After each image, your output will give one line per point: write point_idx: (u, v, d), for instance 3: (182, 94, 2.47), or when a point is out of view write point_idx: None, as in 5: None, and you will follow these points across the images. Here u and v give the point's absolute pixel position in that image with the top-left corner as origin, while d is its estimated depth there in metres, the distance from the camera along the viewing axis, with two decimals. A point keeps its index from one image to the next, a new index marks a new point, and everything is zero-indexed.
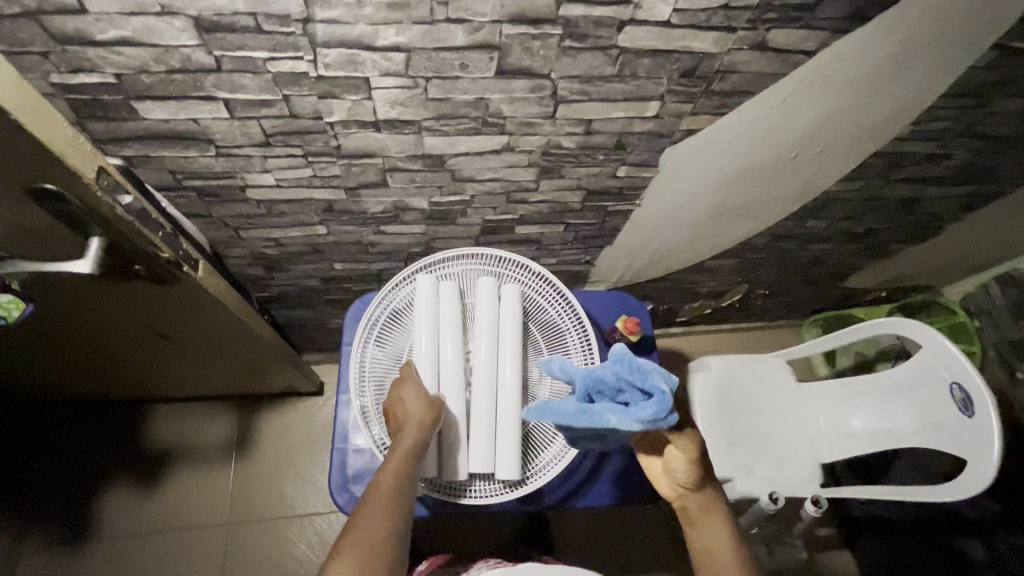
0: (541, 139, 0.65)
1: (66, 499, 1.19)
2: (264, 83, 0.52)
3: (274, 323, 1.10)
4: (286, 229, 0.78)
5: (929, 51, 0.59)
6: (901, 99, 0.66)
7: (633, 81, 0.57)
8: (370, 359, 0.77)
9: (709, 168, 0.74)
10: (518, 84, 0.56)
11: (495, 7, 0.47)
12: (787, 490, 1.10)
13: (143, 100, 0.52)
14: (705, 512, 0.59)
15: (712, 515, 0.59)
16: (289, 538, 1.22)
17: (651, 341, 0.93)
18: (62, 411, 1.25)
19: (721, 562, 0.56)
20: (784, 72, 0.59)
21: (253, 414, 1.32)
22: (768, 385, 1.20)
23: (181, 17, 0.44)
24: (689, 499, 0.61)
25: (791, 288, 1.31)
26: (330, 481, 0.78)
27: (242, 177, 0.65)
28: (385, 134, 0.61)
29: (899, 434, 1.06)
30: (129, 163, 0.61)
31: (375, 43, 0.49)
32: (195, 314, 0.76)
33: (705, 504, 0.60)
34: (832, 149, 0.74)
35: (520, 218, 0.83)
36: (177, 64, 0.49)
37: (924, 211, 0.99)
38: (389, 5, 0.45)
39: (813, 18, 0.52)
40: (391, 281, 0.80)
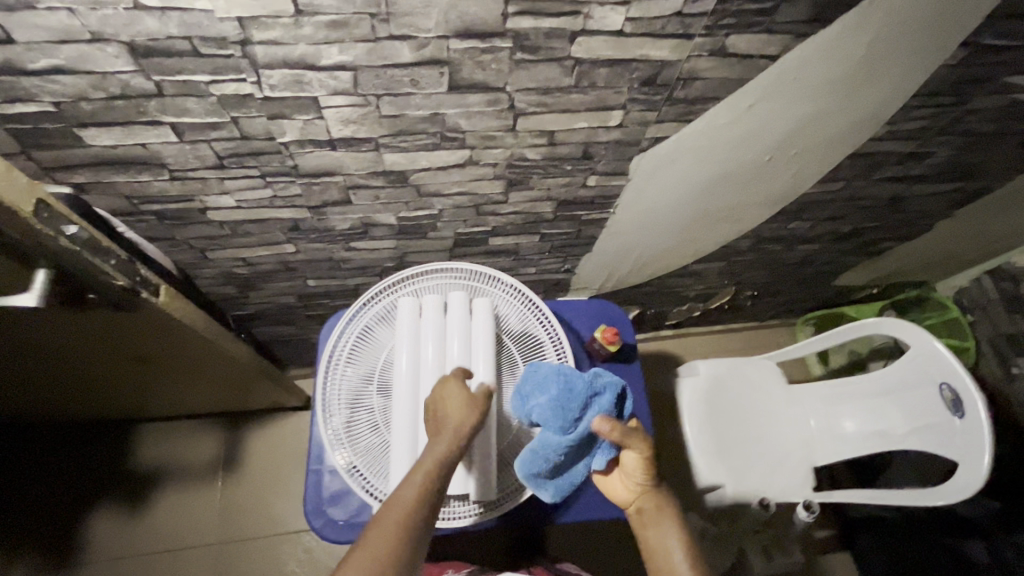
0: (505, 151, 0.63)
1: (53, 522, 1.18)
2: (211, 106, 0.50)
3: (254, 340, 1.08)
4: (254, 249, 0.77)
5: (901, 49, 0.57)
6: (877, 99, 0.64)
7: (593, 90, 0.56)
8: (343, 377, 0.76)
9: (682, 174, 0.73)
10: (474, 98, 0.54)
11: (440, 23, 0.45)
12: (779, 495, 1.09)
13: (87, 127, 0.51)
14: (659, 515, 0.64)
15: (662, 509, 0.64)
16: (279, 556, 1.21)
17: (633, 349, 0.91)
18: (44, 433, 1.24)
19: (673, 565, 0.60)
20: (749, 77, 0.57)
21: (240, 431, 1.30)
22: (758, 388, 1.18)
23: (113, 43, 0.43)
24: (645, 504, 0.65)
25: (780, 288, 1.29)
26: (305, 503, 0.77)
27: (201, 200, 0.64)
28: (342, 152, 0.59)
29: (892, 436, 1.04)
30: (82, 190, 0.59)
31: (319, 63, 0.47)
32: (162, 337, 0.74)
33: (660, 509, 0.64)
34: (808, 152, 0.72)
35: (493, 229, 0.81)
36: (117, 90, 0.47)
37: (910, 209, 0.97)
38: (329, 24, 0.44)
39: (773, 22, 0.51)
40: (363, 298, 0.79)
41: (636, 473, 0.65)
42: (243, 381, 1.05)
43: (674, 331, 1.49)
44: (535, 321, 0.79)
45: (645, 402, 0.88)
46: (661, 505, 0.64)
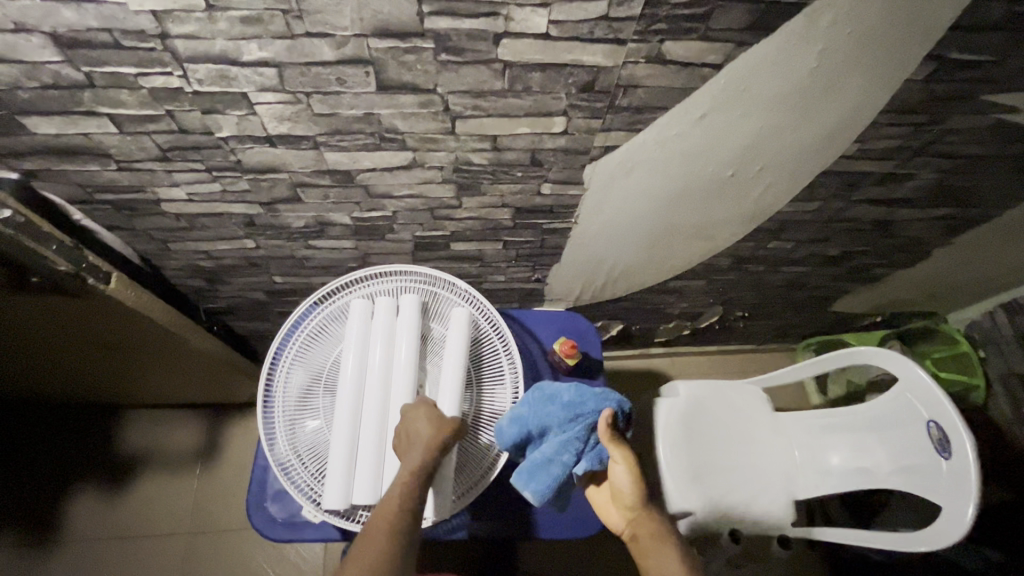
0: (448, 154, 0.63)
1: (36, 499, 1.22)
2: (143, 98, 0.51)
3: (231, 334, 1.10)
4: (214, 243, 0.78)
5: (857, 61, 0.54)
6: (841, 114, 0.61)
7: (529, 95, 0.55)
8: (291, 375, 0.76)
9: (640, 186, 0.71)
10: (406, 100, 0.54)
11: (355, 21, 0.45)
12: (753, 527, 1.04)
13: (28, 115, 0.52)
14: (656, 540, 0.62)
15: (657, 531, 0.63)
16: (248, 549, 1.22)
17: (599, 365, 0.89)
18: (36, 412, 1.28)
19: None
20: (694, 87, 0.55)
21: (220, 423, 1.32)
22: (741, 414, 1.13)
23: (36, 33, 0.44)
24: (642, 531, 0.64)
25: (772, 311, 1.24)
26: (248, 497, 0.77)
27: (152, 191, 0.65)
28: (283, 149, 0.60)
29: (877, 475, 0.97)
30: (35, 177, 0.61)
31: (241, 58, 0.48)
32: (120, 324, 0.76)
33: (656, 533, 0.63)
34: (774, 168, 0.69)
35: (453, 234, 0.80)
36: (49, 80, 0.49)
37: (902, 234, 0.92)
38: (242, 19, 0.44)
39: (709, 29, 0.49)
40: (320, 296, 0.79)
41: (628, 497, 0.66)
42: (216, 374, 1.06)
43: (665, 350, 1.44)
44: (490, 329, 0.77)
45: None
46: (660, 530, 0.63)
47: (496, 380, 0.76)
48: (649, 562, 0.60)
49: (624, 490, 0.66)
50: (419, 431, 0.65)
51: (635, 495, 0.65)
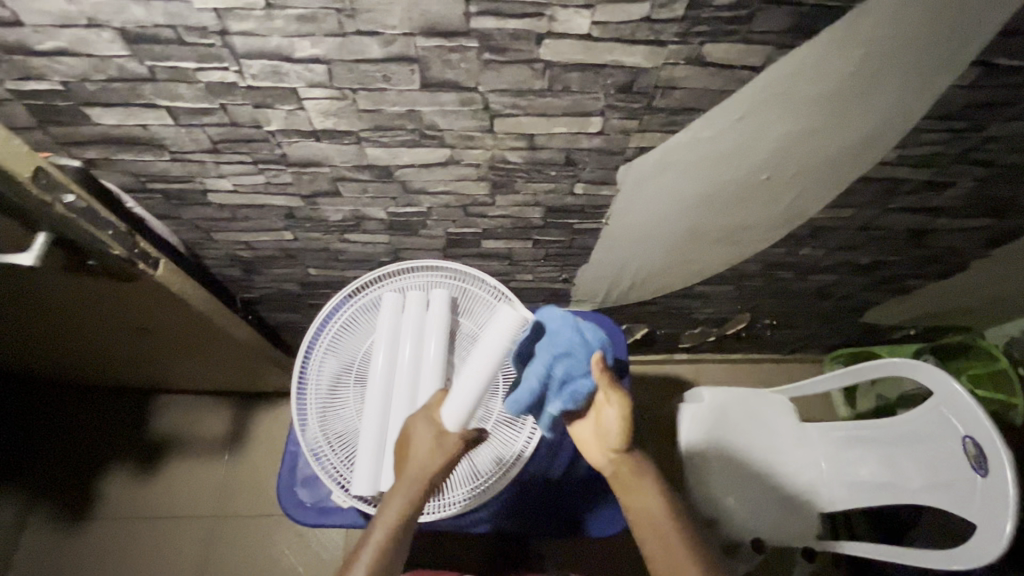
0: (485, 152, 0.64)
1: (72, 477, 1.26)
2: (200, 92, 0.54)
3: (264, 324, 1.14)
4: (254, 233, 0.81)
5: (897, 65, 0.54)
6: (879, 121, 0.61)
7: (567, 95, 0.56)
8: (322, 365, 0.78)
9: (672, 189, 0.71)
10: (447, 97, 0.55)
11: (404, 20, 0.47)
12: (776, 539, 1.03)
13: (93, 106, 0.55)
14: (638, 479, 0.66)
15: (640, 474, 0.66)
16: (271, 535, 1.25)
17: (624, 366, 0.89)
18: (74, 393, 1.32)
19: (657, 524, 0.63)
20: (731, 90, 0.55)
21: (248, 411, 1.35)
22: (766, 424, 1.11)
23: (107, 28, 0.47)
24: (623, 467, 0.67)
25: (801, 320, 1.22)
26: (280, 482, 0.79)
27: (201, 182, 0.68)
28: (326, 143, 0.62)
29: (905, 490, 0.94)
30: (94, 166, 0.64)
31: (294, 55, 0.50)
32: (163, 310, 0.79)
33: (638, 471, 0.66)
34: (810, 173, 0.69)
35: (484, 232, 0.82)
36: (115, 73, 0.52)
37: (938, 244, 0.90)
38: (298, 18, 0.46)
39: (750, 32, 0.49)
40: (352, 288, 0.80)
41: (614, 441, 0.65)
42: (248, 363, 1.09)
43: (689, 356, 1.43)
44: None
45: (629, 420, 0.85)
46: (642, 467, 0.66)
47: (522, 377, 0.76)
48: (631, 498, 0.65)
49: (613, 435, 0.65)
50: (419, 462, 0.64)
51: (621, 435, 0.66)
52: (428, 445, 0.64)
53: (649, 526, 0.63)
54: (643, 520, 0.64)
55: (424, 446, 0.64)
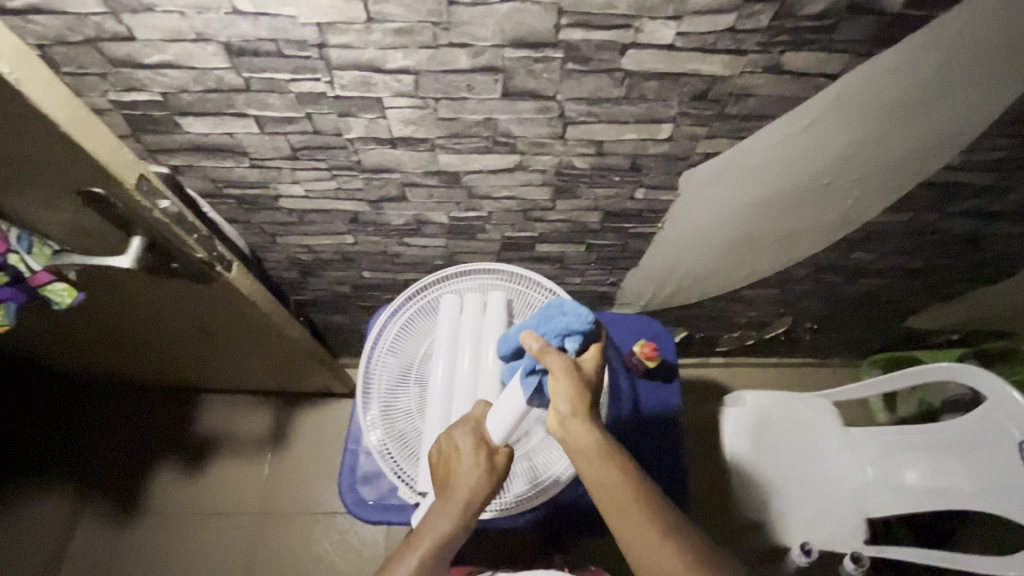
0: (553, 158, 0.65)
1: (120, 474, 1.28)
2: (289, 101, 0.56)
3: (312, 325, 1.16)
4: (317, 237, 0.83)
5: (971, 72, 0.54)
6: (948, 126, 0.61)
7: (642, 103, 0.57)
8: (382, 366, 0.80)
9: (733, 194, 0.72)
10: (525, 106, 0.57)
11: (496, 32, 0.48)
12: (824, 544, 1.02)
13: (186, 116, 0.58)
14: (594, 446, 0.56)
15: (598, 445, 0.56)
16: (314, 533, 1.27)
17: (674, 368, 0.89)
18: (119, 392, 1.34)
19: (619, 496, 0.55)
20: (804, 96, 0.56)
21: (289, 410, 1.37)
22: (810, 428, 1.11)
23: (213, 42, 0.49)
24: (573, 435, 0.56)
25: (842, 324, 1.22)
26: (341, 480, 0.81)
27: (275, 188, 0.70)
28: (401, 150, 0.64)
29: (958, 495, 0.93)
30: (177, 172, 0.67)
31: (385, 66, 0.52)
32: (229, 310, 0.81)
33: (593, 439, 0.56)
34: (873, 176, 0.69)
35: (540, 236, 0.83)
36: (212, 84, 0.54)
37: (991, 247, 0.90)
38: (395, 31, 0.48)
39: (831, 41, 0.50)
40: (409, 291, 0.82)
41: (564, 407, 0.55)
42: (296, 364, 1.11)
43: (724, 360, 1.43)
44: None
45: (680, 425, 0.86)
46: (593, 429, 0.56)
47: None
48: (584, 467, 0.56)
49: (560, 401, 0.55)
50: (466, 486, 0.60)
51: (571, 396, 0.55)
52: (474, 467, 0.61)
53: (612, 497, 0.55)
54: (601, 491, 0.55)
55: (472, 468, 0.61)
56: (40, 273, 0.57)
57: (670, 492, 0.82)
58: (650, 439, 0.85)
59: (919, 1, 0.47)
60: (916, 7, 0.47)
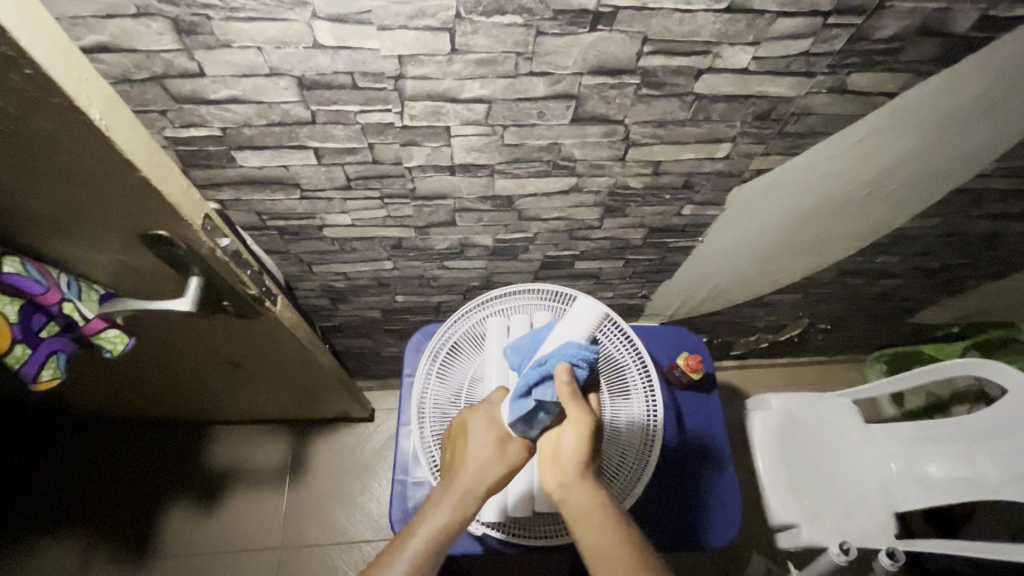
0: (609, 179, 0.65)
1: (129, 516, 1.21)
2: (354, 132, 0.55)
3: (334, 351, 1.13)
4: (355, 264, 0.81)
5: (1018, 93, 0.58)
6: (988, 136, 0.64)
7: (706, 124, 0.58)
8: (431, 393, 0.78)
9: (778, 206, 0.73)
10: (592, 130, 0.57)
11: (578, 61, 0.48)
12: (858, 540, 1.01)
13: (243, 149, 0.56)
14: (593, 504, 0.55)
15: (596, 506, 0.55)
16: (339, 565, 1.22)
17: (712, 379, 0.90)
18: (124, 429, 1.28)
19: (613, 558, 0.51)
20: (863, 113, 0.58)
21: (305, 439, 1.32)
22: (834, 427, 1.13)
23: (286, 77, 0.48)
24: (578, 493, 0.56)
25: (854, 323, 1.26)
26: (391, 513, 0.79)
27: (321, 218, 0.69)
28: (459, 177, 0.63)
29: (985, 485, 0.97)
30: (223, 206, 0.64)
31: (460, 96, 0.51)
32: (266, 343, 0.78)
33: (593, 493, 0.56)
34: (911, 186, 0.72)
35: (581, 253, 0.83)
36: (277, 118, 0.52)
37: (1004, 246, 0.94)
38: (477, 61, 0.47)
39: (897, 61, 0.51)
40: (454, 315, 0.81)
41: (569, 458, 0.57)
42: (321, 392, 1.07)
43: (738, 363, 1.45)
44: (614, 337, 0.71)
45: (723, 432, 0.87)
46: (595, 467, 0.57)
47: (624, 397, 0.69)
48: (576, 499, 0.55)
49: (567, 454, 0.57)
50: (474, 472, 0.59)
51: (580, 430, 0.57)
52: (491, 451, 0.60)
53: (597, 533, 0.53)
54: (600, 553, 0.52)
55: (484, 453, 0.60)
56: (95, 320, 0.54)
57: (721, 499, 0.82)
58: (698, 449, 0.85)
59: (984, 24, 0.49)
60: (981, 29, 0.49)
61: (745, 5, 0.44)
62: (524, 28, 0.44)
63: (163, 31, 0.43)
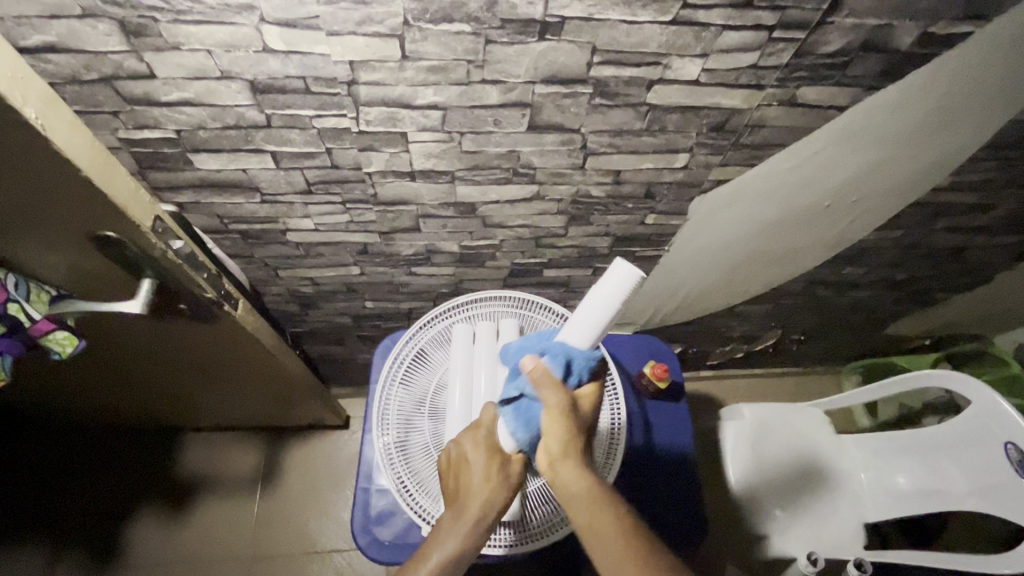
0: (571, 187, 0.66)
1: (96, 525, 1.19)
2: (310, 137, 0.55)
3: (306, 357, 1.12)
4: (322, 269, 0.81)
5: (965, 107, 0.59)
6: (940, 150, 0.65)
7: (662, 134, 0.58)
8: (394, 400, 0.77)
9: (741, 217, 0.74)
10: (549, 138, 0.58)
11: (529, 69, 0.49)
12: (829, 552, 1.02)
13: (199, 152, 0.56)
14: (577, 491, 0.49)
15: (584, 488, 0.49)
16: (310, 574, 1.20)
17: (681, 388, 0.90)
18: (92, 435, 1.25)
19: (607, 539, 0.47)
20: (816, 126, 0.59)
21: (277, 446, 1.30)
22: (806, 438, 1.12)
23: (238, 80, 0.48)
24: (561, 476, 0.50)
25: (827, 334, 1.26)
26: (353, 521, 0.79)
27: (284, 222, 0.68)
28: (420, 183, 0.63)
29: (950, 496, 0.94)
30: (182, 209, 0.64)
31: (415, 102, 0.51)
32: (230, 348, 0.77)
33: (578, 478, 0.49)
34: (870, 198, 0.73)
35: (549, 261, 0.84)
36: (231, 121, 0.52)
37: (969, 259, 0.95)
38: (429, 68, 0.48)
39: (844, 76, 0.53)
40: (419, 322, 0.81)
41: (551, 444, 0.50)
42: (292, 398, 1.06)
43: (715, 374, 1.45)
44: None
45: (690, 441, 0.87)
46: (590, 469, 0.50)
47: None
48: (573, 515, 0.49)
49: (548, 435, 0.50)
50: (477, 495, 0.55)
51: (563, 438, 0.50)
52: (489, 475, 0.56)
53: (601, 547, 0.47)
54: (593, 539, 0.48)
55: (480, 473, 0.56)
56: (42, 322, 0.53)
57: (686, 509, 0.82)
58: (666, 460, 0.85)
59: (926, 40, 0.50)
60: (924, 45, 0.50)
61: (689, 18, 0.45)
62: (473, 36, 0.45)
63: (110, 32, 0.43)
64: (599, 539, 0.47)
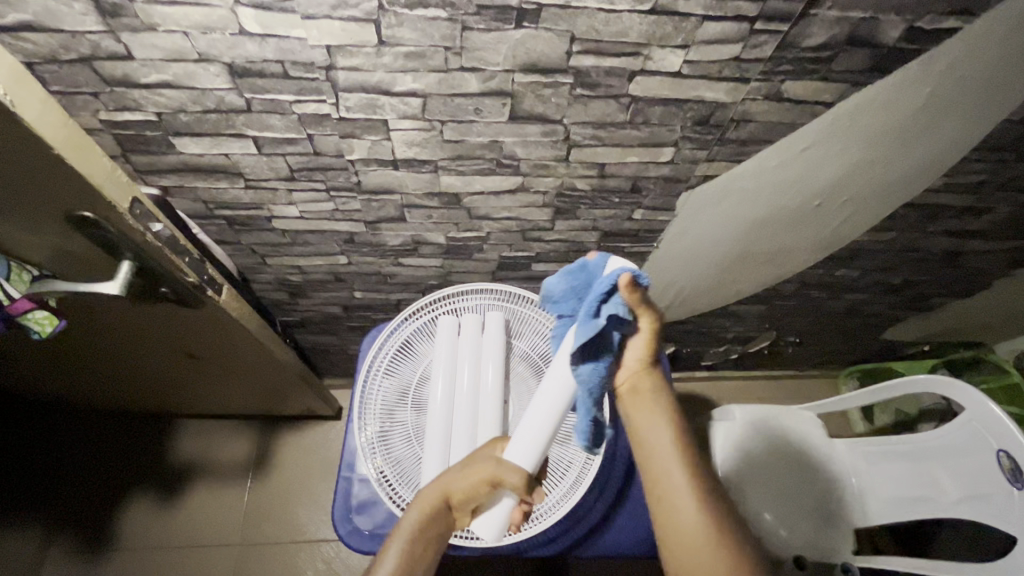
0: (555, 180, 0.66)
1: (88, 507, 1.20)
2: (291, 123, 0.55)
3: (298, 347, 1.13)
4: (309, 258, 0.81)
5: (957, 104, 0.57)
6: (932, 149, 0.64)
7: (646, 127, 0.58)
8: (377, 390, 0.77)
9: (729, 214, 0.73)
10: (531, 129, 0.57)
11: (508, 57, 0.48)
12: (817, 555, 1.01)
13: (181, 136, 0.56)
14: (650, 401, 0.58)
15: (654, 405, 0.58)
16: (297, 563, 1.20)
17: None
18: (87, 419, 1.27)
19: (665, 448, 0.56)
20: (803, 122, 0.58)
21: (269, 435, 1.30)
22: (797, 441, 1.09)
23: (216, 63, 0.48)
24: (639, 384, 0.59)
25: (824, 337, 1.25)
26: (333, 510, 0.79)
27: (269, 209, 0.69)
28: (403, 172, 0.63)
29: (938, 504, 0.92)
30: (166, 193, 0.65)
31: (394, 89, 0.51)
32: (215, 334, 0.77)
33: (655, 392, 0.59)
34: (861, 197, 0.72)
35: (538, 255, 0.83)
36: (212, 105, 0.52)
37: (966, 263, 0.94)
38: (406, 54, 0.48)
39: (830, 71, 0.52)
40: (405, 312, 0.80)
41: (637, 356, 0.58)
42: (282, 387, 1.07)
43: (710, 375, 1.44)
44: None
45: None
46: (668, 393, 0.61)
47: None
48: (640, 419, 0.58)
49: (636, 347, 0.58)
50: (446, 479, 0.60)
51: (648, 354, 0.58)
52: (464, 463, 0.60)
53: (659, 452, 0.56)
54: (650, 444, 0.57)
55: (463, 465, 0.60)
56: (21, 301, 0.54)
57: None
58: None
59: (913, 35, 0.49)
60: (911, 40, 0.49)
61: (669, 7, 0.45)
62: (450, 22, 0.45)
63: (86, 12, 0.43)
64: (655, 445, 0.57)
